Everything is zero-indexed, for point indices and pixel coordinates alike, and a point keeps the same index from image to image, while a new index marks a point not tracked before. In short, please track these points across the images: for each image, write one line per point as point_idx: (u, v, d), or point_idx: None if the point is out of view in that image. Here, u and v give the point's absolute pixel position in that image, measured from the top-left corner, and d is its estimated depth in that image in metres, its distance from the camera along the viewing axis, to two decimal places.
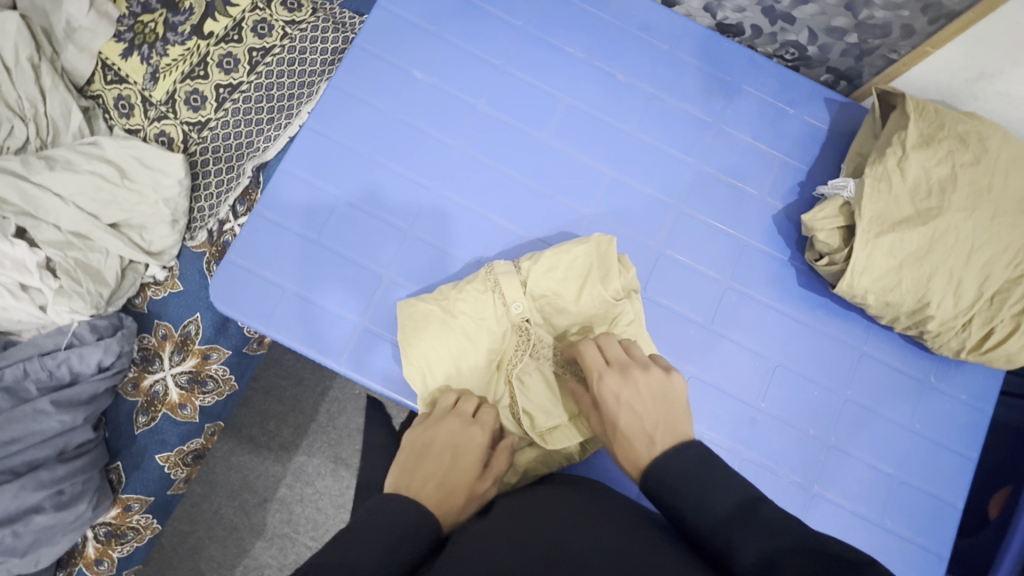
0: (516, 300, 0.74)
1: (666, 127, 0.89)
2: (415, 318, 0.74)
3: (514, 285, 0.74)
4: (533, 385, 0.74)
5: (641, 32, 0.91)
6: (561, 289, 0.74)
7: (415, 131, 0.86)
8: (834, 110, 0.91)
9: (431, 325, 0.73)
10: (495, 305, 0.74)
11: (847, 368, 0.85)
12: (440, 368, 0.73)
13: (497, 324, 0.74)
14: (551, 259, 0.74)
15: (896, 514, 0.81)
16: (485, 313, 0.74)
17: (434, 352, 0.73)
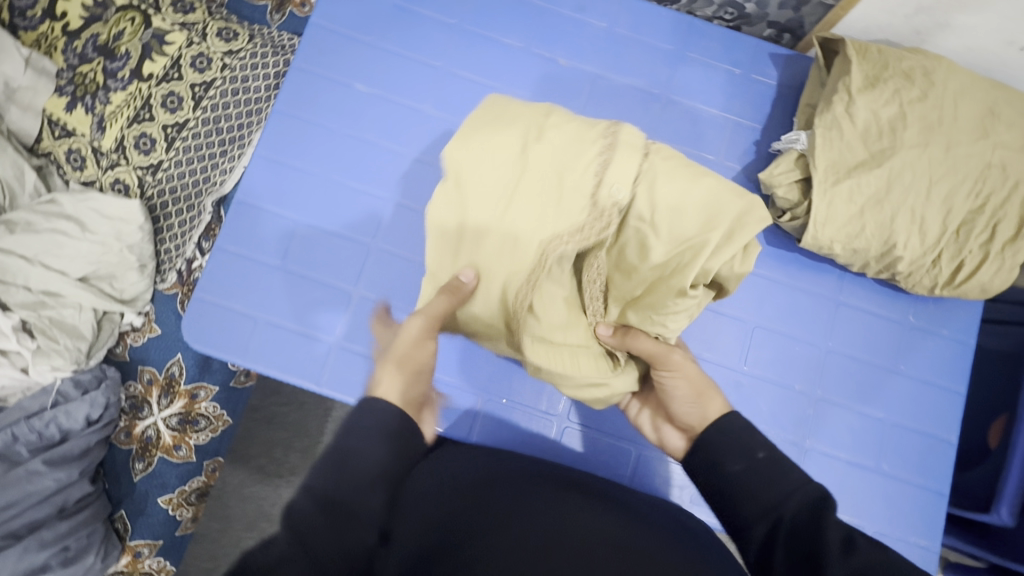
0: (591, 198, 0.57)
1: (615, 104, 0.88)
2: (486, 150, 0.58)
3: (608, 177, 0.57)
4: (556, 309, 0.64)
5: (577, 13, 0.90)
6: (678, 213, 0.58)
7: (366, 144, 0.86)
8: (781, 64, 0.90)
9: (480, 178, 0.59)
10: (590, 170, 0.57)
11: (825, 320, 0.84)
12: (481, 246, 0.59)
13: (581, 202, 0.57)
14: (686, 185, 0.58)
15: (890, 457, 0.81)
16: (558, 190, 0.57)
17: (490, 211, 0.58)
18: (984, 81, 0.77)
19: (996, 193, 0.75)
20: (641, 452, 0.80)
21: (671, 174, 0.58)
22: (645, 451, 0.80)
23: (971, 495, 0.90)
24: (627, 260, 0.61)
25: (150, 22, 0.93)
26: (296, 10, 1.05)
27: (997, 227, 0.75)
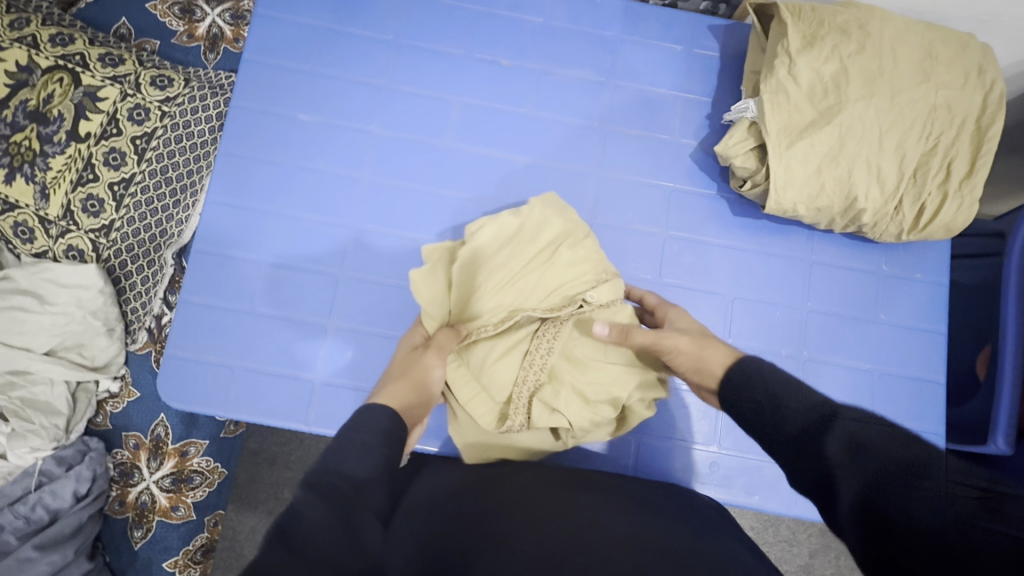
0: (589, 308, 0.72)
1: (564, 98, 0.88)
2: (542, 226, 0.75)
3: (599, 292, 0.72)
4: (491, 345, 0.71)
5: (512, 12, 0.90)
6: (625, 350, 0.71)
7: (318, 173, 0.84)
8: (721, 36, 0.91)
9: (524, 235, 0.75)
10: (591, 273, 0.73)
11: (801, 281, 0.85)
12: (462, 265, 0.74)
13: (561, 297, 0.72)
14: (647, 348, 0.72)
15: (884, 407, 0.82)
16: (566, 289, 0.72)
17: (515, 263, 0.74)
18: (917, 25, 0.78)
19: (945, 133, 0.76)
20: (640, 440, 0.80)
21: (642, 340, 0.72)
22: (645, 439, 0.80)
23: (968, 429, 0.91)
24: (574, 348, 0.72)
25: (79, 80, 0.91)
26: (229, 47, 1.03)
27: (951, 166, 0.76)
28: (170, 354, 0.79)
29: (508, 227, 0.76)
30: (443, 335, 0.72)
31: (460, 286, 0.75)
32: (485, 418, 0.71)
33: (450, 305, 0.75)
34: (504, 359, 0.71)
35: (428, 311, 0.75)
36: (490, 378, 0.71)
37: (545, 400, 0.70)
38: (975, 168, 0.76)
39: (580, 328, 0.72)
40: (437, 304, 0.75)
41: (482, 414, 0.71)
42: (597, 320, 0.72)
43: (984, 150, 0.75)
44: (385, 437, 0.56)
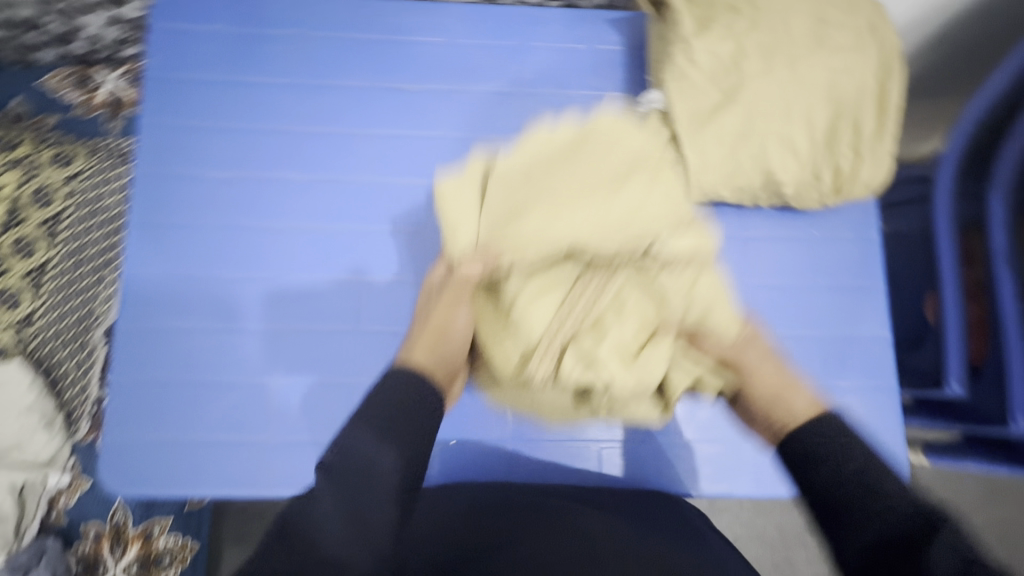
0: (660, 264, 0.69)
1: (475, 114, 0.87)
2: (565, 199, 0.69)
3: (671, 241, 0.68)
4: (504, 295, 0.70)
5: (411, 35, 0.88)
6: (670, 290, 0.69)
7: (237, 229, 0.82)
8: (622, 29, 0.90)
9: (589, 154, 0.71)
10: (618, 216, 0.68)
11: (738, 258, 0.85)
12: (490, 212, 0.69)
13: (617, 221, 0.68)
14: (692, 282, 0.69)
15: (835, 370, 0.82)
16: (632, 224, 0.68)
17: (561, 184, 0.69)
18: None
19: (851, 94, 0.77)
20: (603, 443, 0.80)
21: (672, 272, 0.69)
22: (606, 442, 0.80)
23: (925, 376, 0.91)
24: (607, 317, 0.69)
25: None
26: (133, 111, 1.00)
27: (862, 125, 0.77)
28: (109, 439, 0.76)
29: (533, 149, 0.72)
30: (466, 264, 0.70)
31: (487, 228, 0.70)
32: (506, 367, 0.70)
33: (473, 239, 0.70)
34: (539, 301, 0.68)
35: (466, 246, 0.70)
36: (528, 324, 0.68)
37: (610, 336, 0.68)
38: (883, 125, 0.77)
39: (598, 272, 0.70)
40: (468, 221, 0.70)
41: (507, 350, 0.70)
42: (623, 299, 0.69)
43: (889, 106, 0.77)
44: (402, 456, 0.58)
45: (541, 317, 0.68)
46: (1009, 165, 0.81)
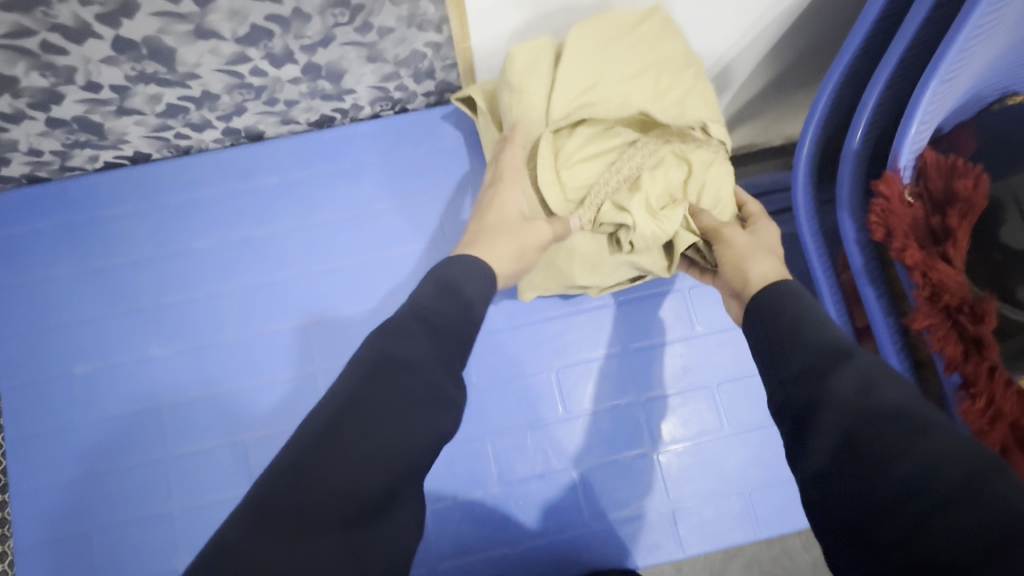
0: (692, 142, 0.71)
1: (328, 244, 0.88)
2: (607, 80, 0.71)
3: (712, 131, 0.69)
4: (568, 167, 0.72)
5: (246, 181, 0.88)
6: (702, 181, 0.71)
7: (113, 420, 0.81)
8: (455, 123, 0.90)
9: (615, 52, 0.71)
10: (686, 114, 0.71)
11: (616, 327, 0.88)
12: (562, 81, 0.70)
13: (673, 107, 0.72)
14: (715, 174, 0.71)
15: (731, 413, 0.85)
16: (682, 117, 0.71)
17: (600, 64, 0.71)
18: None
19: None
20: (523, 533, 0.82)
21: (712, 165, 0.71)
22: (523, 542, 0.83)
23: None
24: (662, 175, 0.70)
25: None
26: None
27: None
28: None
29: (545, 50, 0.71)
30: (512, 136, 0.72)
31: (567, 99, 0.71)
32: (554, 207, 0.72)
33: (544, 118, 0.71)
34: (566, 158, 0.71)
35: (519, 113, 0.72)
36: (559, 181, 0.72)
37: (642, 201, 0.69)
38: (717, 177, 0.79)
39: (645, 178, 0.70)
40: (530, 110, 0.71)
41: (556, 201, 0.71)
42: (641, 181, 0.70)
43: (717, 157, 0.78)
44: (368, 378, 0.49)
45: (573, 178, 0.72)
46: (847, 186, 0.76)
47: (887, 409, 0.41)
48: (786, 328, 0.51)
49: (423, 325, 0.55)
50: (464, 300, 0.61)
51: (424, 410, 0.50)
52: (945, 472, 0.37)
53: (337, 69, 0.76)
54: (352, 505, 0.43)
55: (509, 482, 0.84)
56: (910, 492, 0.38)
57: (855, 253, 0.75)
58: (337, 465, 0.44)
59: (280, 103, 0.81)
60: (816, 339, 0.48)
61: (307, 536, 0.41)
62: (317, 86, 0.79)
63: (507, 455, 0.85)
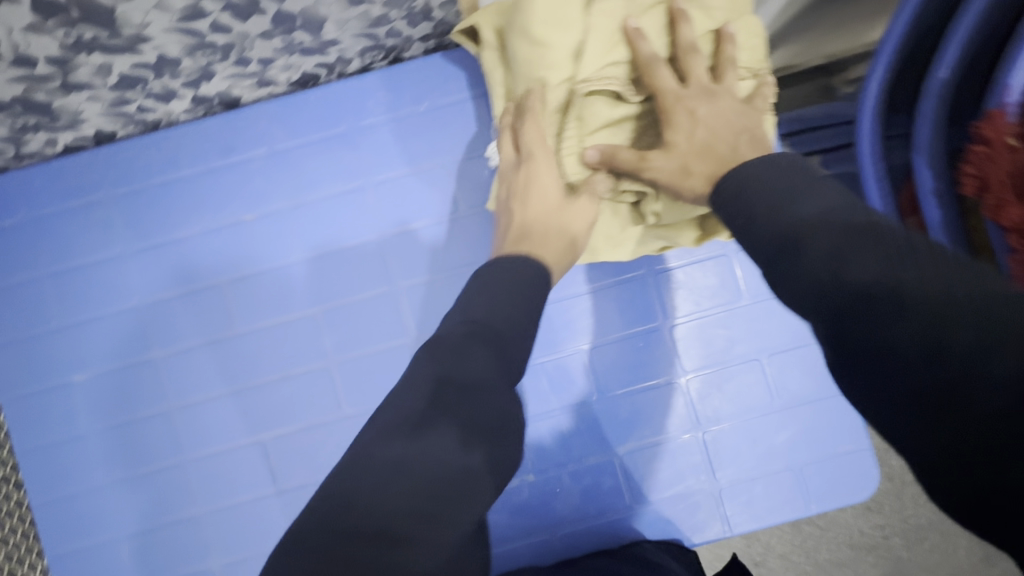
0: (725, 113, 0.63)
1: (326, 222, 0.78)
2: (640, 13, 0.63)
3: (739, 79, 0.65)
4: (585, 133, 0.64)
5: (227, 156, 0.77)
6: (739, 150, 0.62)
7: (123, 426, 0.77)
8: (460, 70, 0.77)
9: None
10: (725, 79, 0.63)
11: (654, 299, 0.78)
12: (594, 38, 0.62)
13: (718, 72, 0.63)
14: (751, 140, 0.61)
15: (786, 388, 0.76)
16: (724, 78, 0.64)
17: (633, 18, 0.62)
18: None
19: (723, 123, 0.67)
20: (564, 523, 0.76)
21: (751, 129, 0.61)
22: (562, 528, 0.77)
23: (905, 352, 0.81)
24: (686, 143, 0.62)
25: None
26: None
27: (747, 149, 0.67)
28: None
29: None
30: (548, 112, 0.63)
31: (595, 57, 0.62)
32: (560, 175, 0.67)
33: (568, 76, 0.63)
34: (595, 125, 0.64)
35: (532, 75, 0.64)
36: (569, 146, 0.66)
37: (676, 149, 0.61)
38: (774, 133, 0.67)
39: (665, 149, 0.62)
40: (557, 67, 0.62)
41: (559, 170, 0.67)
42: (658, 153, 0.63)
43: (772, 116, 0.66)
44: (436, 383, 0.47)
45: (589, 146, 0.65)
46: (928, 124, 0.63)
47: (862, 275, 0.38)
48: (779, 244, 0.44)
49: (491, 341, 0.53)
50: (526, 296, 0.59)
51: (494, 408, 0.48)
52: (953, 339, 0.34)
53: (313, 16, 0.63)
54: (447, 498, 0.41)
55: (548, 471, 0.77)
56: (926, 363, 0.35)
57: (931, 204, 0.65)
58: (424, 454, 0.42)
59: (253, 63, 0.68)
60: (805, 251, 0.42)
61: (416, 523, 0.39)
62: (294, 39, 0.66)
63: (540, 444, 0.77)
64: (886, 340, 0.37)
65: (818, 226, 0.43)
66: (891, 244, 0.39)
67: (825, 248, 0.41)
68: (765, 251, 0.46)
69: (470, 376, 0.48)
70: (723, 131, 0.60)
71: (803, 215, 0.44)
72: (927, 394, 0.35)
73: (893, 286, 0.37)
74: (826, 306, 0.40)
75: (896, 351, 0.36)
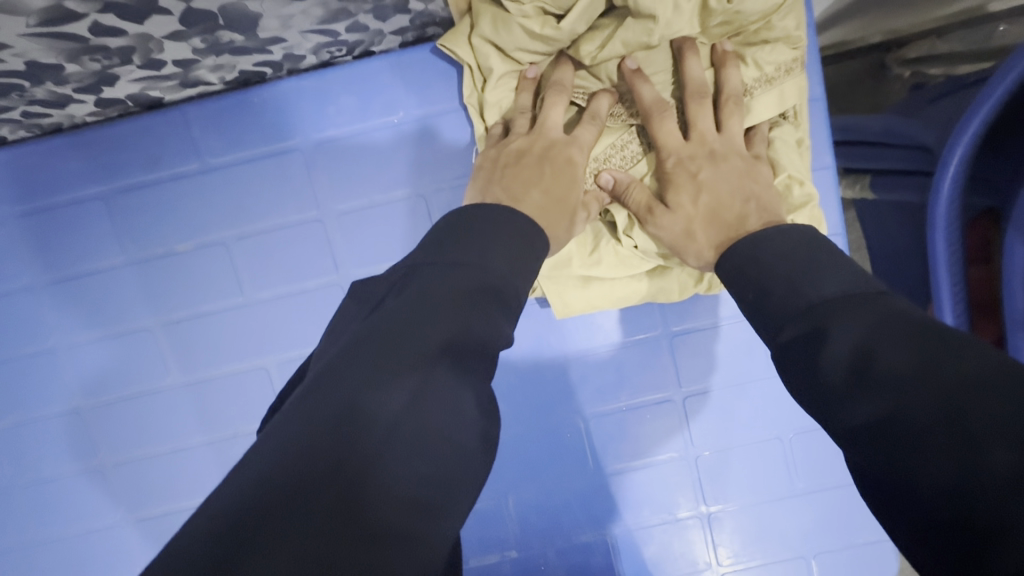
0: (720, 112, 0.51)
1: (278, 259, 0.64)
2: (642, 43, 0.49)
3: (758, 104, 0.52)
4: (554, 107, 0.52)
5: (152, 169, 0.62)
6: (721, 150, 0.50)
7: (49, 481, 0.68)
8: (446, 74, 0.59)
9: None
10: (725, 80, 0.51)
11: (667, 366, 0.67)
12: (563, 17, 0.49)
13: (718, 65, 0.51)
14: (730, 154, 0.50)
15: (807, 472, 0.67)
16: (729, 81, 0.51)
17: None
18: None
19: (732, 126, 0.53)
20: None
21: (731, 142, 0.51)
22: None
23: None
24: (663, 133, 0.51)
25: None
26: None
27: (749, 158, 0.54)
28: None
29: None
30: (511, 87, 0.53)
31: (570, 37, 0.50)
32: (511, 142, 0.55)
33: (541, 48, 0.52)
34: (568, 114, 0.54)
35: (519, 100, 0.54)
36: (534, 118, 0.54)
37: (682, 208, 0.50)
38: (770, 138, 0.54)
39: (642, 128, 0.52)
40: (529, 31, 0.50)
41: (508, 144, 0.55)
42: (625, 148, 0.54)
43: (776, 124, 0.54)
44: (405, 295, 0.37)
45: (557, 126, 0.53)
46: None
47: (904, 372, 0.30)
48: (798, 329, 0.36)
49: (497, 291, 0.39)
50: (511, 227, 0.44)
51: (487, 321, 0.37)
52: (995, 459, 0.26)
53: (244, 14, 0.45)
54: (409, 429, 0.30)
55: (534, 545, 0.69)
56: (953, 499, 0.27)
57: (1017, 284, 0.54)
58: (397, 434, 0.30)
59: (169, 65, 0.51)
60: (825, 339, 0.34)
61: (396, 538, 0.27)
62: (219, 40, 0.49)
63: (526, 516, 0.69)
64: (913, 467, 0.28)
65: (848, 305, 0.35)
66: (952, 347, 0.30)
67: (857, 336, 0.33)
68: (779, 328, 0.38)
69: (452, 276, 0.38)
70: (727, 196, 0.49)
71: (823, 295, 0.36)
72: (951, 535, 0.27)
73: (938, 401, 0.29)
74: (851, 414, 0.32)
75: (916, 479, 0.28)
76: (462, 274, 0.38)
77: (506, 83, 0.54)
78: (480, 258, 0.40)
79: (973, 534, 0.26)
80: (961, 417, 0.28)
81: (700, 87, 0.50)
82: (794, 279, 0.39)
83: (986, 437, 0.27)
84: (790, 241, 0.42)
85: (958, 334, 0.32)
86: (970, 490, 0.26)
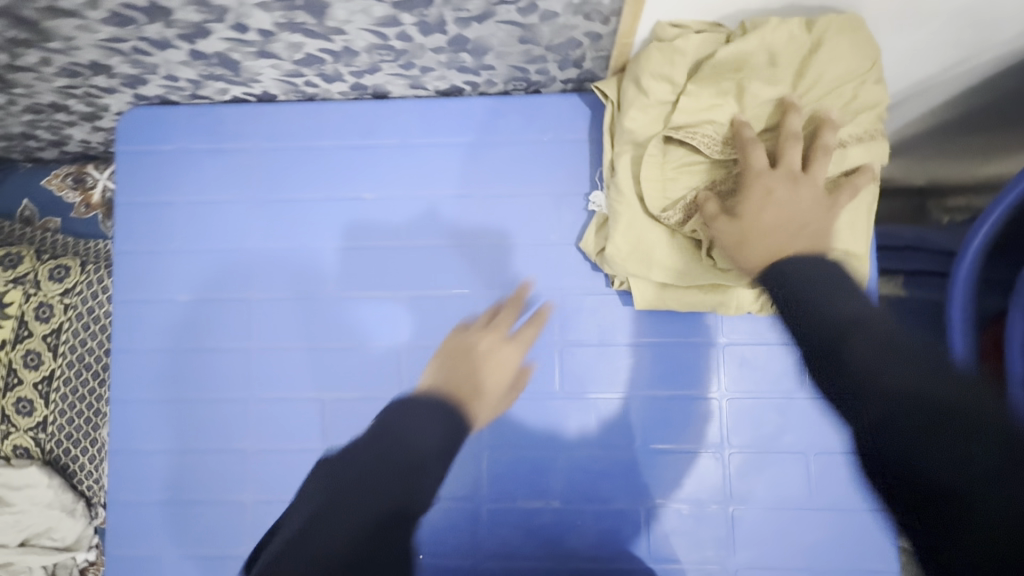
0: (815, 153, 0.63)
1: (434, 220, 0.84)
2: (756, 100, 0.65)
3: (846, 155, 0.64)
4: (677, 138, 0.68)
5: (366, 138, 0.85)
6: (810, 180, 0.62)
7: (206, 351, 0.85)
8: (590, 114, 0.83)
9: (786, 65, 0.64)
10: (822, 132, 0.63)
11: (717, 370, 0.81)
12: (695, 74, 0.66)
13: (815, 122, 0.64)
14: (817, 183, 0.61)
15: (824, 490, 0.78)
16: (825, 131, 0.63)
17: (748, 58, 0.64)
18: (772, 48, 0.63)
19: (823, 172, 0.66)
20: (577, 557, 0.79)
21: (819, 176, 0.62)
22: (572, 561, 0.79)
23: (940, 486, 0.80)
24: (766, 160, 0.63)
25: None
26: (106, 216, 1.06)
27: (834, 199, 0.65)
28: (110, 547, 0.84)
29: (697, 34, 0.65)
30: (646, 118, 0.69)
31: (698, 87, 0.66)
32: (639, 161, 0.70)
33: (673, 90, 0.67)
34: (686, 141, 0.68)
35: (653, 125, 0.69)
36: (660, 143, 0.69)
37: (748, 218, 0.60)
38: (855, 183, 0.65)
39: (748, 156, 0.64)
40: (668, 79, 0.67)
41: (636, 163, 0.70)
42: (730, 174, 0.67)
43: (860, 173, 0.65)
44: (438, 439, 0.56)
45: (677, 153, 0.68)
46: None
47: (895, 387, 0.37)
48: (827, 343, 0.42)
49: (421, 469, 0.53)
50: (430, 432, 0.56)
51: (417, 489, 0.51)
52: (961, 453, 0.33)
53: (485, 44, 0.70)
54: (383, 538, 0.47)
55: (575, 502, 0.80)
56: (929, 489, 0.34)
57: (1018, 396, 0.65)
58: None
59: (416, 68, 0.77)
60: (846, 356, 0.40)
61: None
62: (458, 57, 0.74)
63: (570, 474, 0.81)
64: (891, 451, 0.36)
65: (867, 326, 0.41)
66: (941, 375, 0.36)
67: (867, 352, 0.39)
68: (814, 336, 0.43)
69: (399, 449, 0.53)
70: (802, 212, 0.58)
71: (851, 318, 0.42)
72: (925, 522, 0.34)
73: (918, 407, 0.35)
74: (886, 422, 0.36)
75: (920, 473, 0.34)
76: (424, 441, 0.55)
77: (640, 113, 0.69)
78: (437, 439, 0.56)
79: (949, 523, 0.33)
80: (940, 453, 0.34)
81: (797, 134, 0.63)
82: (800, 303, 0.46)
83: (933, 447, 0.34)
84: (824, 271, 0.48)
85: (912, 341, 0.39)
86: (936, 487, 0.34)
